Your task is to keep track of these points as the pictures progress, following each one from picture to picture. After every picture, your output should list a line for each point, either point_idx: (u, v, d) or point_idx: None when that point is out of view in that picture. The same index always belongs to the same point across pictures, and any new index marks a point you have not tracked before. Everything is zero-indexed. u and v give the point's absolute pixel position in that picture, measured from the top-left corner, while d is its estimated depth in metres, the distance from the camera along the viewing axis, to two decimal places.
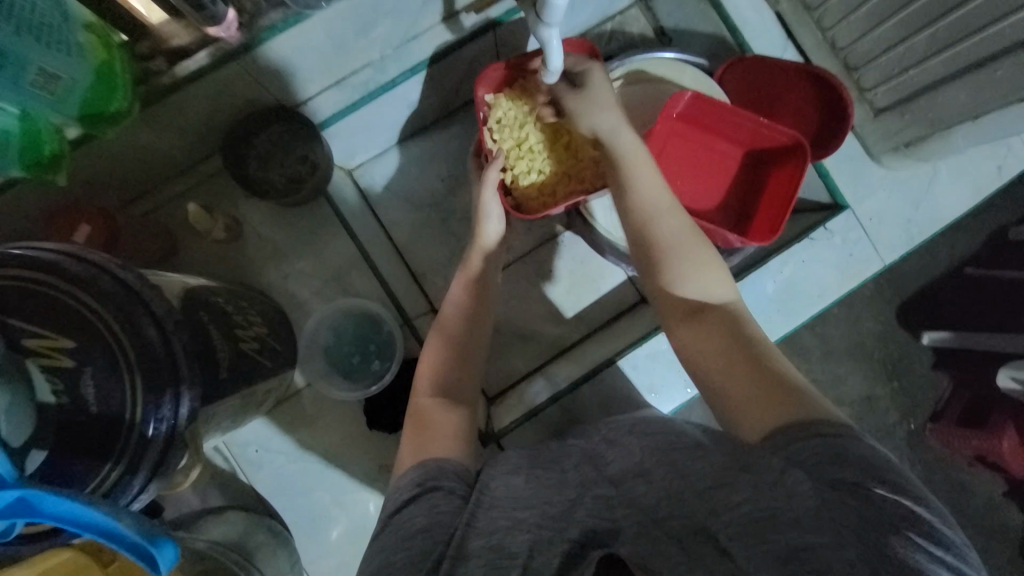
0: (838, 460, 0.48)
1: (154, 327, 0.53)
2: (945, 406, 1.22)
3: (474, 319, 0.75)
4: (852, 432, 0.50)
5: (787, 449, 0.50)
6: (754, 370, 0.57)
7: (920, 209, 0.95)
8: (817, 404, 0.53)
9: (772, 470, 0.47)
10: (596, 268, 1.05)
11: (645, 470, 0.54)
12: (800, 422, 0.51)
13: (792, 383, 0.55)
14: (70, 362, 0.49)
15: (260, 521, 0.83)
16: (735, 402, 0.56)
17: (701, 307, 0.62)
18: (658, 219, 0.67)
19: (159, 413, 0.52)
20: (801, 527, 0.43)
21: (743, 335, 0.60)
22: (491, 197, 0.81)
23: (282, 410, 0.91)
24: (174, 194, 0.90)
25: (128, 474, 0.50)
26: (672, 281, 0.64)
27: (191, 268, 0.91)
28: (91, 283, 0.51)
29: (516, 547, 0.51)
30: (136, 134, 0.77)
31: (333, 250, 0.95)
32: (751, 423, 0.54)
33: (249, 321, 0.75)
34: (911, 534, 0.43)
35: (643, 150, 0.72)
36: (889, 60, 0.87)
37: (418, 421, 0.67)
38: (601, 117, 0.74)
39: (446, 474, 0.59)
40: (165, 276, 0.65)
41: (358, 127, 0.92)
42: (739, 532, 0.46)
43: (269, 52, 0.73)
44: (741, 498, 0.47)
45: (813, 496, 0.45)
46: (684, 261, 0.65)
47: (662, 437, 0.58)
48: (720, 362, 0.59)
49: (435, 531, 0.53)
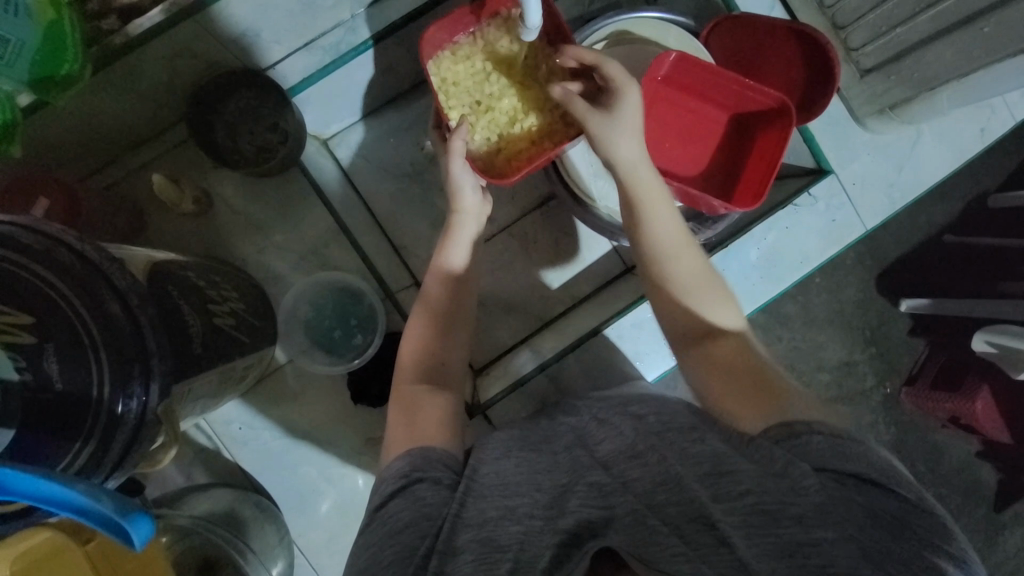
0: (845, 458, 0.50)
1: (118, 301, 0.50)
2: (921, 370, 1.24)
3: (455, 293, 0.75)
4: (856, 435, 0.53)
5: (790, 441, 0.52)
6: (759, 383, 0.60)
7: (903, 172, 0.94)
8: (813, 403, 0.58)
9: (774, 462, 0.49)
10: (582, 237, 1.03)
11: (640, 453, 0.55)
12: (802, 418, 0.54)
13: (804, 394, 0.60)
14: (30, 337, 0.47)
15: (246, 496, 0.83)
16: (739, 401, 0.59)
17: (714, 332, 0.66)
18: (673, 258, 0.69)
19: (128, 391, 0.50)
20: (807, 523, 0.44)
21: (767, 365, 0.63)
22: (460, 166, 0.78)
23: (261, 386, 0.89)
24: (138, 165, 0.86)
25: (99, 452, 0.49)
26: (690, 309, 0.67)
27: (161, 244, 0.87)
28: (47, 255, 0.48)
29: (507, 540, 0.51)
30: (92, 100, 0.73)
31: (309, 223, 0.92)
32: (751, 417, 0.56)
33: (224, 296, 0.73)
34: (918, 530, 0.46)
35: (658, 184, 0.71)
36: (876, 18, 0.85)
37: (407, 405, 0.66)
38: (623, 147, 0.71)
39: (432, 466, 0.59)
40: (129, 249, 0.62)
41: (332, 92, 0.89)
42: (743, 520, 0.45)
43: (224, 13, 0.69)
44: (746, 489, 0.47)
45: (821, 490, 0.46)
46: (701, 299, 0.67)
47: (660, 423, 0.58)
48: (728, 376, 0.61)
49: (423, 525, 0.53)
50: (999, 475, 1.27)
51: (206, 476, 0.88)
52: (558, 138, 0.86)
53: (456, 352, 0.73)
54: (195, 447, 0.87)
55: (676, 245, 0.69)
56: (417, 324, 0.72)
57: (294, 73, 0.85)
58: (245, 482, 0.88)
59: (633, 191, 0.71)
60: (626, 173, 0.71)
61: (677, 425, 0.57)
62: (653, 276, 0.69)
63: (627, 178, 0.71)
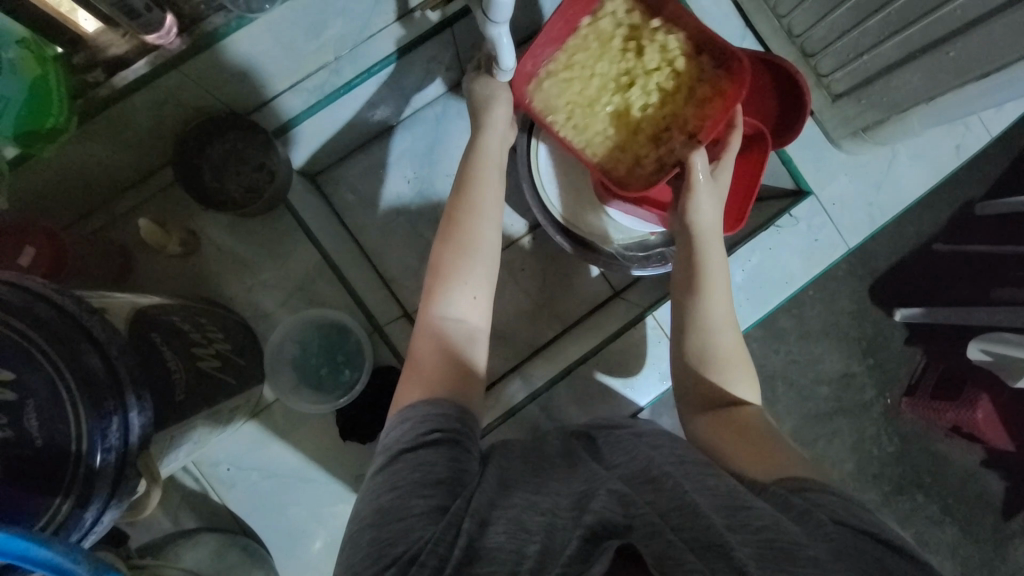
0: (854, 520, 0.48)
1: (97, 355, 0.51)
2: (920, 379, 1.24)
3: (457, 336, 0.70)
4: (860, 502, 0.51)
5: (801, 491, 0.51)
6: (764, 446, 0.60)
7: (883, 191, 0.96)
8: (813, 467, 0.57)
9: (791, 506, 0.49)
10: (568, 263, 1.05)
11: (654, 478, 0.53)
12: (810, 479, 0.53)
13: (805, 460, 0.58)
14: (11, 396, 0.46)
15: (234, 540, 0.82)
16: (740, 458, 0.59)
17: (735, 404, 0.67)
18: (722, 330, 0.70)
19: (106, 441, 0.50)
20: (820, 565, 0.41)
21: (773, 434, 0.62)
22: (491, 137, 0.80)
23: (249, 424, 0.88)
24: (125, 210, 0.87)
25: (78, 508, 0.48)
26: (727, 379, 0.68)
27: (149, 287, 0.87)
28: (26, 311, 0.48)
29: (534, 527, 0.49)
30: (77, 149, 0.73)
31: (295, 259, 0.92)
32: (761, 470, 0.56)
33: (209, 338, 0.73)
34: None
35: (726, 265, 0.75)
36: (843, 46, 0.88)
37: (415, 374, 0.66)
38: (708, 213, 0.75)
39: (451, 424, 0.60)
40: (111, 297, 0.62)
41: (318, 131, 0.91)
42: (760, 553, 0.42)
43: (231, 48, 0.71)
44: (761, 523, 0.45)
45: (835, 534, 0.45)
46: (739, 372, 0.69)
47: (656, 463, 0.55)
48: (737, 444, 0.61)
49: (453, 486, 0.54)
50: (1006, 484, 1.25)
51: (194, 519, 0.86)
52: (691, 116, 0.84)
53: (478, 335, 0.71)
54: (183, 490, 0.86)
55: (730, 320, 0.71)
56: (423, 343, 0.68)
57: (279, 115, 0.86)
58: (233, 524, 0.87)
59: (703, 259, 0.73)
60: (701, 237, 0.74)
61: (686, 460, 0.56)
62: (703, 343, 0.70)
63: (701, 245, 0.74)
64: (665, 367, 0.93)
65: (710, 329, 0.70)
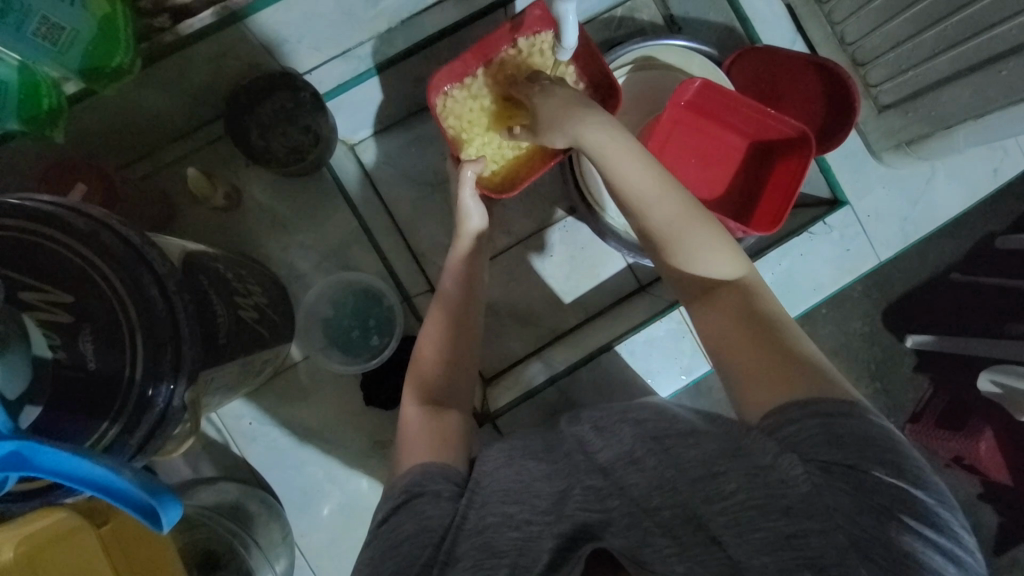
0: (835, 444, 0.46)
1: (157, 287, 0.52)
2: (924, 408, 1.18)
3: (477, 257, 0.78)
4: (857, 409, 0.48)
5: (781, 431, 0.49)
6: (763, 346, 0.54)
7: (917, 208, 0.97)
8: (835, 384, 0.51)
9: (766, 454, 0.47)
10: (597, 254, 1.04)
11: (637, 458, 0.52)
12: (806, 398, 0.49)
13: (795, 351, 0.54)
14: (67, 316, 0.49)
15: (253, 492, 0.84)
16: (744, 381, 0.54)
17: (711, 285, 0.60)
18: (653, 203, 0.61)
19: (158, 377, 0.51)
20: (794, 515, 0.44)
21: (761, 315, 0.57)
22: (469, 195, 0.78)
23: (274, 380, 0.90)
24: (173, 158, 0.89)
25: (124, 433, 0.50)
26: (681, 260, 0.61)
27: (188, 235, 0.90)
28: (92, 238, 0.50)
29: (504, 546, 0.51)
30: (136, 97, 0.75)
31: (333, 224, 0.93)
32: (752, 400, 0.52)
33: (249, 290, 0.74)
34: (905, 518, 0.43)
35: (619, 136, 0.64)
36: (895, 58, 0.89)
37: (406, 429, 0.65)
38: (580, 127, 0.65)
39: (432, 479, 0.57)
40: (164, 238, 0.64)
41: (362, 101, 0.91)
42: (732, 520, 0.45)
43: (257, 23, 0.70)
44: (735, 487, 0.46)
45: (806, 480, 0.45)
46: (693, 242, 0.60)
47: (662, 428, 0.54)
48: (739, 344, 0.55)
49: (423, 536, 0.52)
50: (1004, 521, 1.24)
51: (212, 468, 0.88)
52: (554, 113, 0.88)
53: (464, 374, 0.70)
54: (205, 439, 0.88)
55: (658, 193, 0.61)
56: (428, 333, 0.71)
57: (330, 80, 0.87)
58: (251, 478, 0.89)
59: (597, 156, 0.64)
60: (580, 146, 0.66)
61: (678, 430, 0.54)
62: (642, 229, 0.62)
63: (582, 131, 0.65)
64: (685, 361, 0.97)
65: (638, 207, 0.62)
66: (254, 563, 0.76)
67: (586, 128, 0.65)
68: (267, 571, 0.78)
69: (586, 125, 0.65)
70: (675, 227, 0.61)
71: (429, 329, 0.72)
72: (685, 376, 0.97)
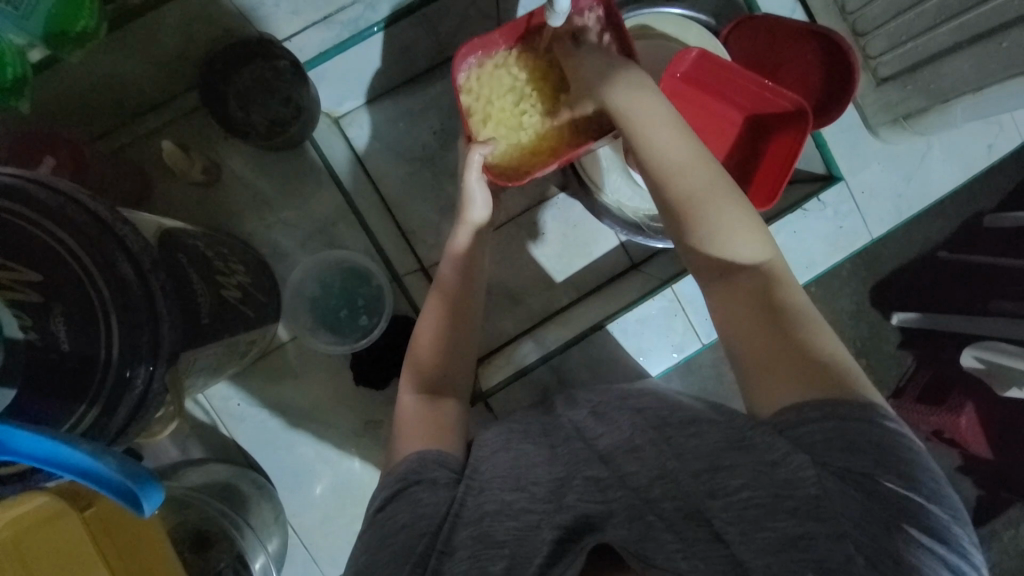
0: (849, 448, 0.46)
1: (130, 264, 0.49)
2: (908, 382, 1.19)
3: (479, 247, 0.76)
4: (874, 415, 0.47)
5: (794, 431, 0.48)
6: (782, 332, 0.53)
7: (911, 184, 0.96)
8: (854, 382, 0.50)
9: (773, 450, 0.47)
10: (589, 232, 1.02)
11: (637, 446, 0.53)
12: (824, 399, 0.48)
13: (820, 352, 0.52)
14: (33, 296, 0.47)
15: (246, 472, 0.84)
16: (761, 370, 0.53)
17: (730, 268, 0.58)
18: (680, 171, 0.60)
19: (137, 359, 0.49)
20: (799, 516, 0.44)
21: (786, 307, 0.55)
22: (475, 179, 0.74)
23: (262, 362, 0.88)
24: (144, 133, 0.85)
25: (104, 416, 0.48)
26: (707, 240, 0.59)
27: (167, 212, 0.86)
28: (60, 212, 0.47)
29: (503, 536, 0.50)
30: (106, 58, 0.74)
31: (318, 201, 0.91)
32: (765, 399, 0.52)
33: (231, 269, 0.72)
34: (912, 529, 0.42)
35: (653, 103, 0.64)
36: (897, 28, 0.86)
37: (404, 416, 0.64)
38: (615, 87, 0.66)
39: (429, 466, 0.57)
40: (138, 214, 0.62)
41: (344, 72, 0.87)
42: (737, 516, 0.46)
43: None
44: (741, 482, 0.47)
45: (816, 483, 0.45)
46: (718, 219, 0.59)
47: (662, 417, 0.56)
48: (755, 334, 0.54)
49: (421, 524, 0.52)
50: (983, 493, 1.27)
51: (201, 450, 0.87)
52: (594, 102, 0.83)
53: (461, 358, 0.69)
54: (193, 421, 0.87)
55: (687, 158, 0.61)
56: (427, 325, 0.70)
57: (311, 47, 0.83)
58: (242, 460, 0.88)
59: (630, 116, 0.64)
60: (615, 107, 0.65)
61: (679, 418, 0.55)
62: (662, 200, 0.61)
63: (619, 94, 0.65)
64: (677, 339, 0.96)
65: (662, 177, 0.61)
66: (247, 544, 0.75)
67: (619, 89, 0.65)
68: (260, 552, 0.77)
69: (621, 84, 0.66)
70: (701, 193, 0.59)
71: (426, 310, 0.70)
72: (676, 354, 0.97)
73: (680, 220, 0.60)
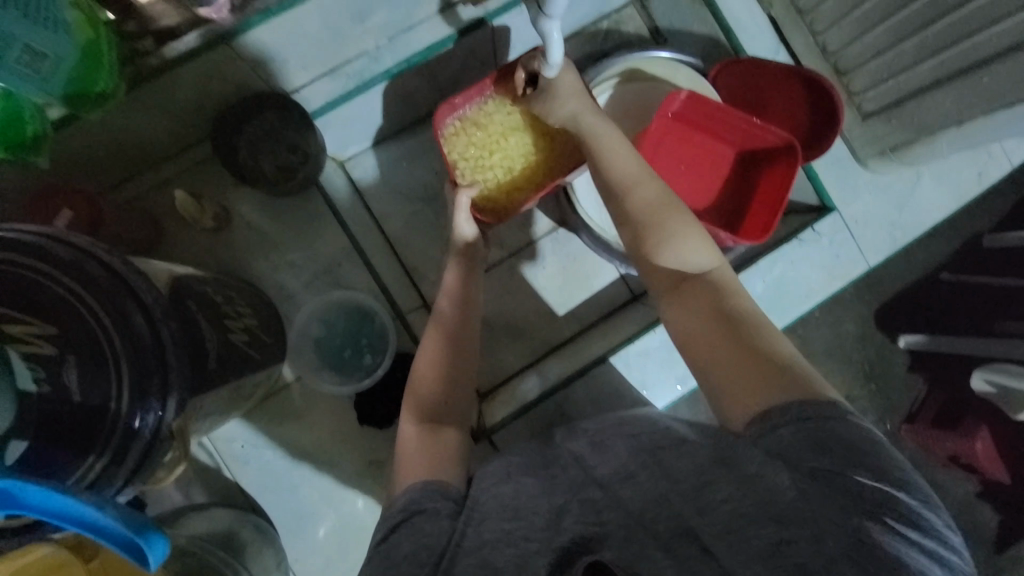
0: (819, 450, 0.48)
1: (143, 316, 0.51)
2: (921, 407, 1.15)
3: (470, 278, 0.78)
4: (838, 413, 0.50)
5: (767, 439, 0.50)
6: (734, 336, 0.56)
7: (904, 211, 0.97)
8: (806, 382, 0.53)
9: (752, 462, 0.49)
10: (589, 265, 1.04)
11: (633, 472, 0.53)
12: (786, 403, 0.51)
13: (771, 353, 0.55)
14: (49, 349, 0.48)
15: (246, 518, 0.83)
16: (722, 376, 0.55)
17: (683, 278, 0.62)
18: (635, 187, 0.68)
19: (146, 407, 0.50)
20: (782, 522, 0.45)
21: (738, 312, 0.59)
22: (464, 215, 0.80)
23: (266, 403, 0.89)
24: (158, 182, 0.88)
25: (113, 465, 0.49)
26: (660, 254, 0.63)
27: (177, 255, 0.89)
28: (77, 268, 0.49)
29: (502, 562, 0.50)
30: (128, 117, 0.76)
31: (323, 242, 0.93)
32: (733, 409, 0.54)
33: (239, 312, 0.74)
34: (890, 521, 0.44)
35: (607, 129, 0.73)
36: (877, 66, 0.90)
37: (404, 451, 0.64)
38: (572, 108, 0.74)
39: (430, 496, 0.57)
40: (150, 263, 0.64)
41: (348, 120, 0.91)
42: (722, 528, 0.47)
43: (248, 43, 0.72)
44: (725, 495, 0.48)
45: (792, 488, 0.47)
46: (668, 235, 0.64)
47: (656, 439, 0.55)
48: (708, 338, 0.57)
49: (423, 554, 0.52)
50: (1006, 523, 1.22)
51: (203, 494, 0.86)
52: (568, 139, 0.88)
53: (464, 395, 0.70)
54: (196, 465, 0.86)
55: (638, 178, 0.68)
56: (426, 363, 0.70)
57: (318, 98, 0.86)
58: (244, 502, 0.87)
59: (592, 141, 0.73)
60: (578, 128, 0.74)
61: (671, 438, 0.55)
62: (620, 214, 0.68)
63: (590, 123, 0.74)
64: (680, 370, 0.96)
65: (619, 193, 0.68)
66: None
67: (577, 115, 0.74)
68: None
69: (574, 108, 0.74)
70: (652, 210, 0.66)
71: (427, 345, 0.71)
72: (680, 386, 0.96)
73: (642, 234, 0.65)
